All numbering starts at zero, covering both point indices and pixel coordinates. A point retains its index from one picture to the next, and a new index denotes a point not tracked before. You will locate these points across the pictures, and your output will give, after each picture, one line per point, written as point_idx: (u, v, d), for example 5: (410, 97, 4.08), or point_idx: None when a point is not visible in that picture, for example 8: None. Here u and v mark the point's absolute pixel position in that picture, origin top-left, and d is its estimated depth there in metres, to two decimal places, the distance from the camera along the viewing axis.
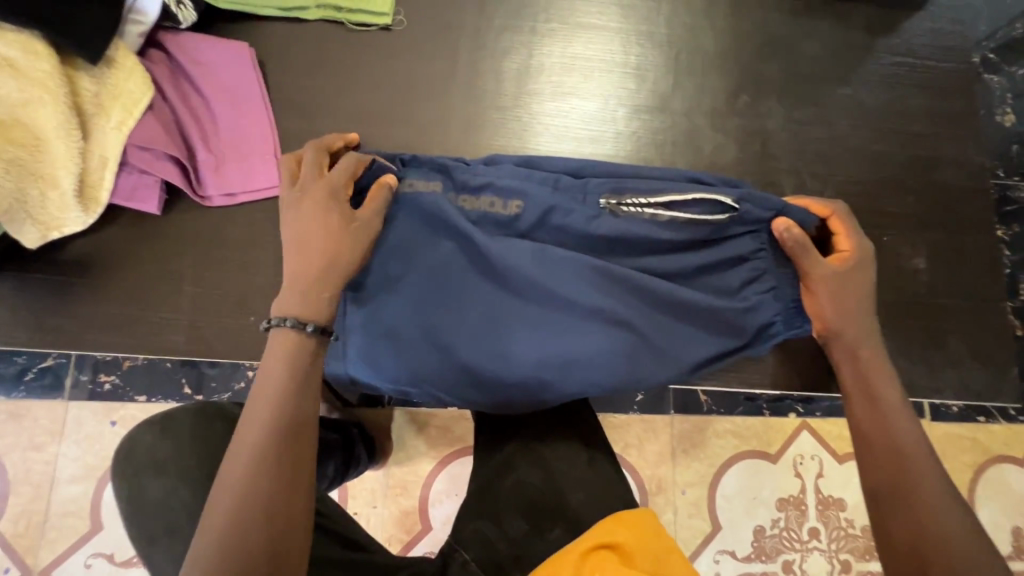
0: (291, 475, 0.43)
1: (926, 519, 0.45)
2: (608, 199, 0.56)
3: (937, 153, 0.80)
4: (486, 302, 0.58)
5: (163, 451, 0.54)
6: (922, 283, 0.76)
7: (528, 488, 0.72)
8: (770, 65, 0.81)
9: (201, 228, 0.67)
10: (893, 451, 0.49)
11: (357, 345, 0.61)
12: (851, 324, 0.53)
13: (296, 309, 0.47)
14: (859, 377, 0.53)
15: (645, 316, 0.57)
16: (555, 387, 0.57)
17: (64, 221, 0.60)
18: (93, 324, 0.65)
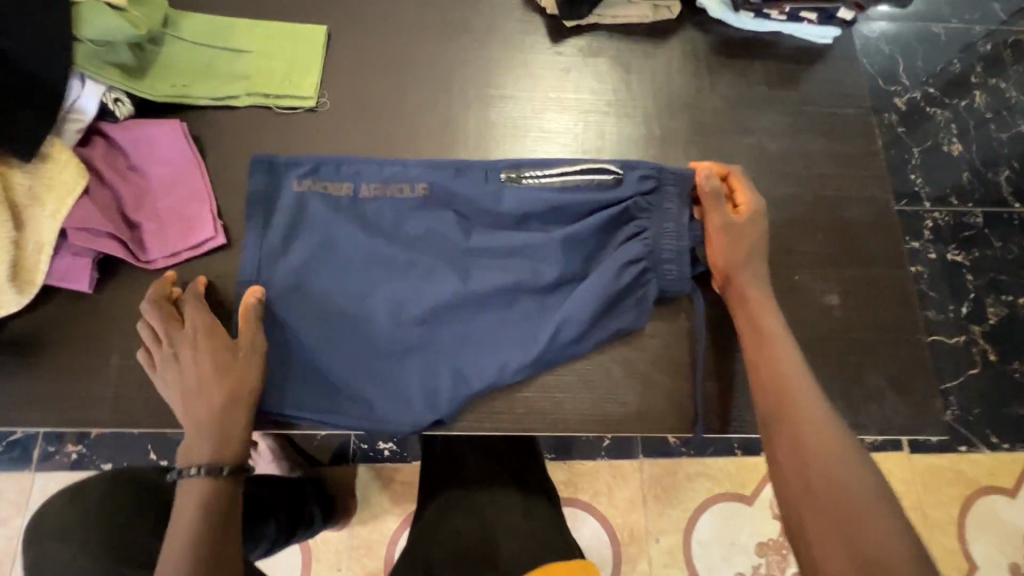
0: (219, 407, 0.61)
1: (800, 434, 0.60)
2: (508, 172, 0.78)
3: (843, 194, 0.84)
4: (430, 265, 0.75)
5: (67, 518, 0.75)
6: (836, 319, 0.77)
7: (459, 537, 0.73)
8: (675, 122, 0.87)
9: (127, 303, 0.70)
10: (776, 379, 0.64)
11: (307, 366, 0.70)
12: (740, 266, 0.71)
13: (206, 443, 0.60)
14: (749, 318, 0.70)
15: (554, 292, 0.75)
16: (495, 359, 0.71)
17: (1, 302, 0.66)
18: (20, 400, 0.67)
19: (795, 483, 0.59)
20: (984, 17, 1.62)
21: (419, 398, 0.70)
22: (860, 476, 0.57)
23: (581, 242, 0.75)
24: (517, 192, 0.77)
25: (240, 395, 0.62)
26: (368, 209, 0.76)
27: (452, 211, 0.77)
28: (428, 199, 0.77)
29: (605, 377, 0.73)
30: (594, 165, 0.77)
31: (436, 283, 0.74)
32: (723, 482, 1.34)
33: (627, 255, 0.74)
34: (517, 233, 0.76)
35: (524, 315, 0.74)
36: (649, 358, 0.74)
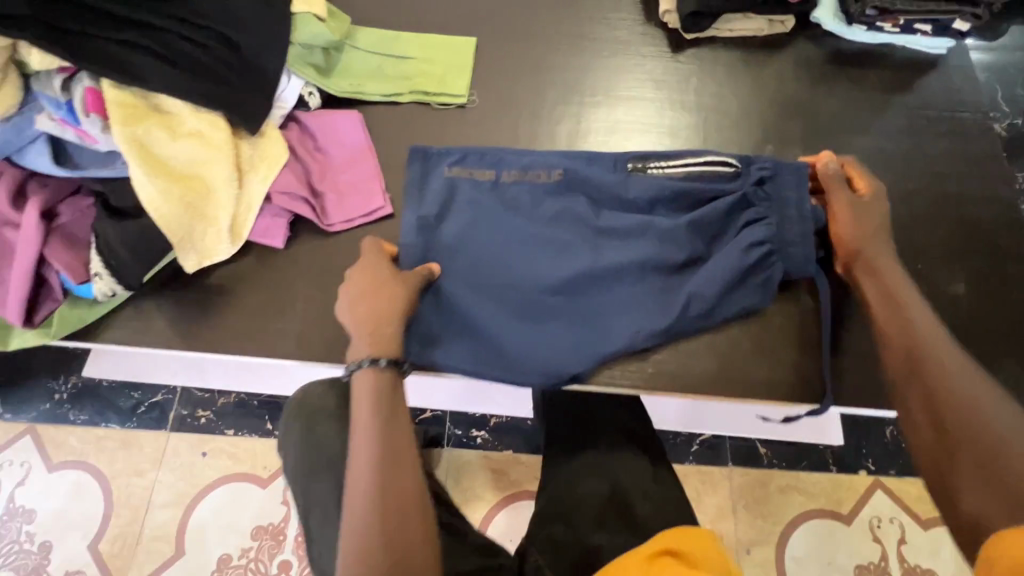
0: (370, 316, 0.70)
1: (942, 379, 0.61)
2: (635, 163, 0.84)
3: (965, 190, 0.86)
4: (563, 241, 0.81)
5: (321, 405, 0.84)
6: (964, 307, 0.79)
7: (595, 497, 0.76)
8: (792, 121, 0.93)
9: (315, 260, 0.83)
10: (908, 329, 0.65)
11: (457, 325, 0.79)
12: (867, 237, 0.72)
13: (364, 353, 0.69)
14: (875, 280, 0.71)
15: (679, 270, 0.79)
16: (624, 328, 0.76)
17: (217, 251, 0.78)
18: (226, 334, 0.80)
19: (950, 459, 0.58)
20: None
21: (554, 359, 0.76)
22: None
23: (705, 226, 0.79)
24: (644, 180, 0.83)
25: (391, 314, 0.71)
26: (508, 191, 0.85)
27: (583, 194, 0.84)
28: (561, 184, 0.84)
29: (733, 349, 0.77)
30: (715, 158, 0.82)
31: (570, 256, 0.80)
32: (818, 497, 1.30)
33: (751, 238, 0.76)
34: (642, 216, 0.81)
35: (651, 290, 0.77)
36: (774, 332, 0.78)
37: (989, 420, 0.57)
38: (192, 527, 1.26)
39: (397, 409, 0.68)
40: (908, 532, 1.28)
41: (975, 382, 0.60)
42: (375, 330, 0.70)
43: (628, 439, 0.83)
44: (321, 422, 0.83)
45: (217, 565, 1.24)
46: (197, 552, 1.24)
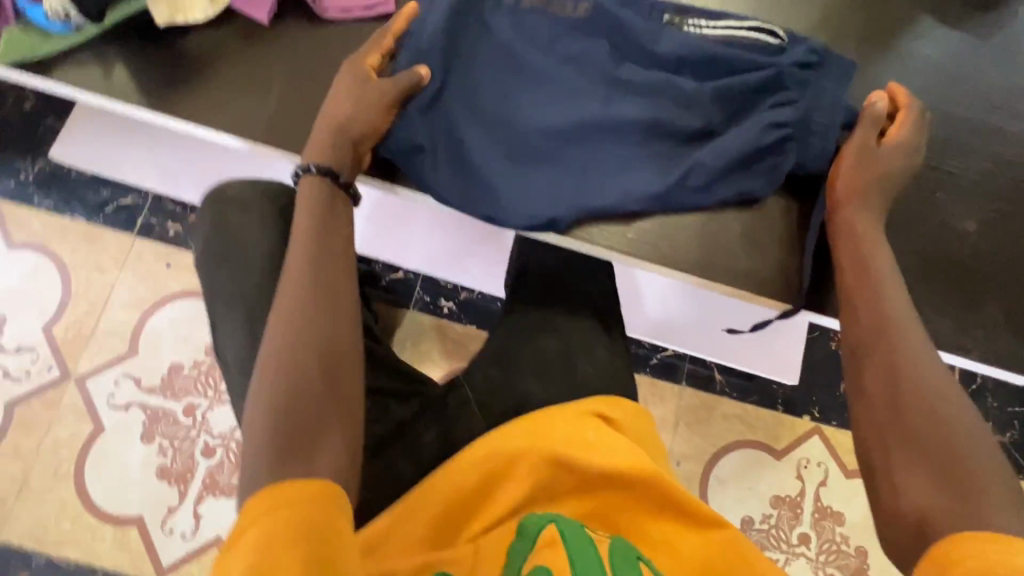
0: (330, 128, 0.65)
1: (880, 295, 0.61)
2: (672, 15, 0.75)
3: (1009, 127, 0.79)
4: (573, 81, 0.74)
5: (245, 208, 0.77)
6: (968, 242, 0.74)
7: (542, 351, 0.72)
8: (853, 13, 0.82)
9: (296, 45, 0.75)
10: (853, 240, 0.66)
11: (436, 142, 0.72)
12: (891, 149, 0.67)
13: (316, 159, 0.64)
14: (862, 185, 0.67)
15: (687, 140, 0.72)
16: (614, 185, 0.71)
17: (193, 10, 0.70)
18: (188, 102, 0.73)
19: (883, 410, 0.55)
20: None
21: (533, 201, 0.71)
22: (962, 411, 0.53)
23: (730, 97, 0.72)
24: (677, 35, 0.74)
25: (348, 130, 0.66)
26: (527, 13, 0.75)
27: (606, 35, 0.75)
28: (585, 21, 0.75)
29: (719, 235, 0.74)
30: (761, 27, 0.74)
31: (577, 99, 0.73)
32: (757, 429, 1.34)
33: (774, 118, 0.70)
34: (664, 73, 0.74)
35: (654, 154, 0.72)
36: (767, 228, 0.74)
37: (923, 374, 0.55)
38: None
39: (338, 230, 0.62)
40: (830, 476, 1.33)
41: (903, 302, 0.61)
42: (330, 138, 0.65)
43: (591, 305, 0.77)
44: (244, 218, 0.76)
45: None
46: None
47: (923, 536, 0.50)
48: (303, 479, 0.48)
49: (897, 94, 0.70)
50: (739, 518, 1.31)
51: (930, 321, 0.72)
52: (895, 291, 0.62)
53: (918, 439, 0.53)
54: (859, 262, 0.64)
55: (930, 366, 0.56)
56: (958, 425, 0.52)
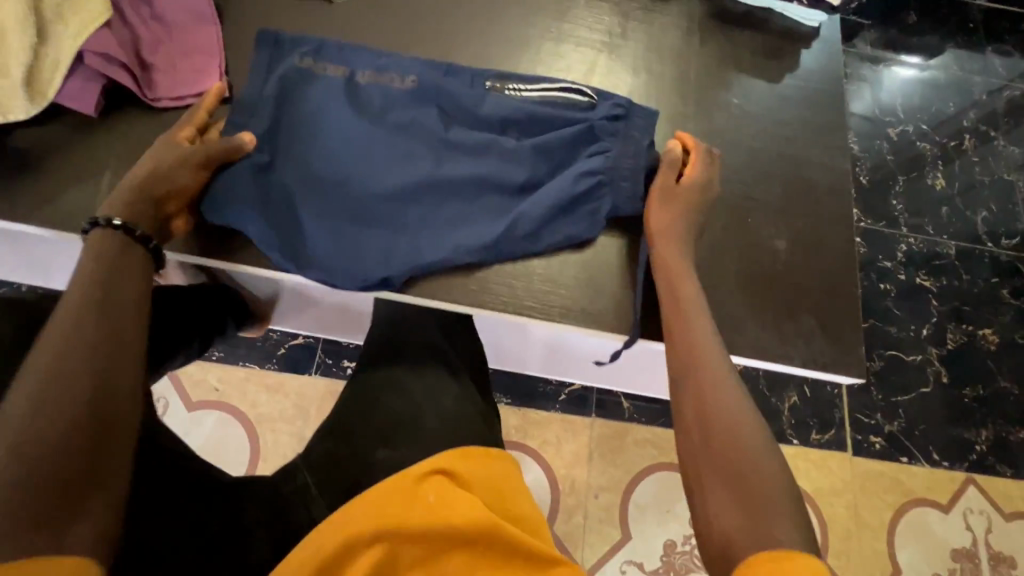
0: (143, 182, 0.66)
1: (688, 322, 0.70)
2: (494, 82, 0.83)
3: (805, 156, 0.90)
4: (406, 147, 0.79)
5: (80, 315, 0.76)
6: (780, 261, 0.82)
7: (383, 410, 0.74)
8: (662, 69, 0.93)
9: (132, 135, 0.76)
10: (667, 274, 0.75)
11: (273, 217, 0.74)
12: (687, 187, 0.78)
13: (113, 211, 0.63)
14: (665, 219, 0.77)
15: (517, 192, 0.79)
16: (451, 240, 0.76)
17: (13, 108, 0.71)
18: (14, 201, 0.72)
19: (696, 438, 0.61)
20: (961, 95, 1.85)
21: (375, 263, 0.74)
22: (757, 434, 0.61)
23: (550, 150, 0.80)
24: (499, 99, 0.81)
25: (155, 187, 0.67)
26: (360, 89, 0.81)
27: (435, 103, 0.81)
28: (413, 93, 0.81)
29: (558, 276, 0.78)
30: (572, 88, 0.83)
31: (411, 163, 0.78)
32: (669, 451, 1.38)
33: (587, 167, 0.78)
34: (490, 134, 0.81)
35: (487, 208, 0.78)
36: (600, 264, 0.80)
37: (726, 403, 0.63)
38: None
39: (120, 288, 0.58)
40: None
41: (706, 329, 0.69)
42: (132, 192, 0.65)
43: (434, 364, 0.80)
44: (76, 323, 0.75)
45: None
46: None
47: (726, 555, 0.55)
48: (35, 564, 0.42)
49: (684, 137, 0.81)
50: (662, 545, 1.32)
51: (755, 334, 0.78)
52: (700, 314, 0.71)
53: (721, 463, 0.59)
54: (672, 293, 0.73)
55: (732, 394, 0.63)
56: (750, 445, 0.60)
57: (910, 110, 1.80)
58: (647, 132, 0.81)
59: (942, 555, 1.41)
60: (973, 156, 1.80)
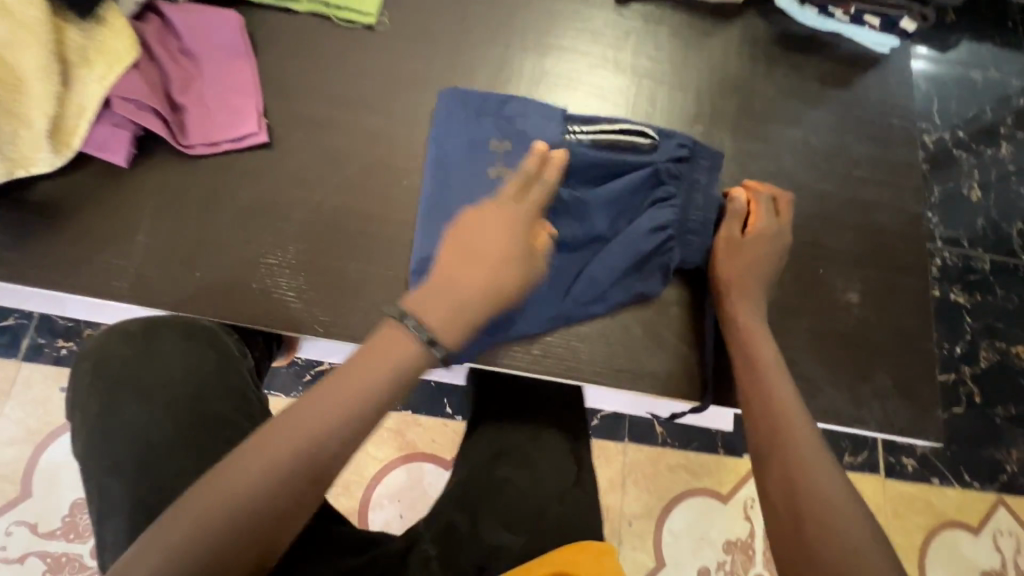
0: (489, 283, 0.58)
1: (766, 386, 0.64)
2: (547, 124, 0.77)
3: (877, 198, 0.85)
4: (461, 201, 0.73)
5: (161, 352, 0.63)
6: (853, 315, 0.78)
7: (510, 487, 0.66)
8: (726, 101, 0.87)
9: (163, 184, 0.70)
10: (740, 332, 0.69)
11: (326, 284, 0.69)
12: (761, 238, 0.71)
13: (434, 325, 0.54)
14: (736, 274, 0.71)
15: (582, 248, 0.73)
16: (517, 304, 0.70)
17: (35, 161, 0.64)
18: (39, 261, 0.66)
19: (787, 524, 0.54)
20: (1000, 100, 1.78)
21: None
22: (863, 524, 0.51)
23: (613, 201, 0.74)
24: (555, 144, 0.75)
25: (490, 292, 0.58)
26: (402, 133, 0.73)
27: (485, 149, 0.75)
28: (463, 140, 0.75)
29: (624, 337, 0.73)
30: (633, 127, 0.76)
31: (467, 220, 0.72)
32: (703, 476, 1.36)
33: (654, 220, 0.72)
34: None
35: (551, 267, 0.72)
36: (668, 322, 0.75)
37: (819, 483, 0.55)
38: (43, 466, 1.15)
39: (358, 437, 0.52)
40: None
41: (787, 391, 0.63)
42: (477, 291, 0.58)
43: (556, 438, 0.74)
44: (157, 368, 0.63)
45: (71, 509, 1.15)
46: (50, 494, 1.14)
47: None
48: None
49: (752, 186, 0.75)
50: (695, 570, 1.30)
51: (829, 398, 0.75)
52: (782, 381, 0.64)
53: (822, 555, 0.50)
54: (745, 354, 0.67)
55: (828, 474, 0.55)
56: (851, 539, 0.50)
57: (946, 116, 1.74)
58: (712, 181, 0.75)
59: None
60: (1008, 164, 1.74)
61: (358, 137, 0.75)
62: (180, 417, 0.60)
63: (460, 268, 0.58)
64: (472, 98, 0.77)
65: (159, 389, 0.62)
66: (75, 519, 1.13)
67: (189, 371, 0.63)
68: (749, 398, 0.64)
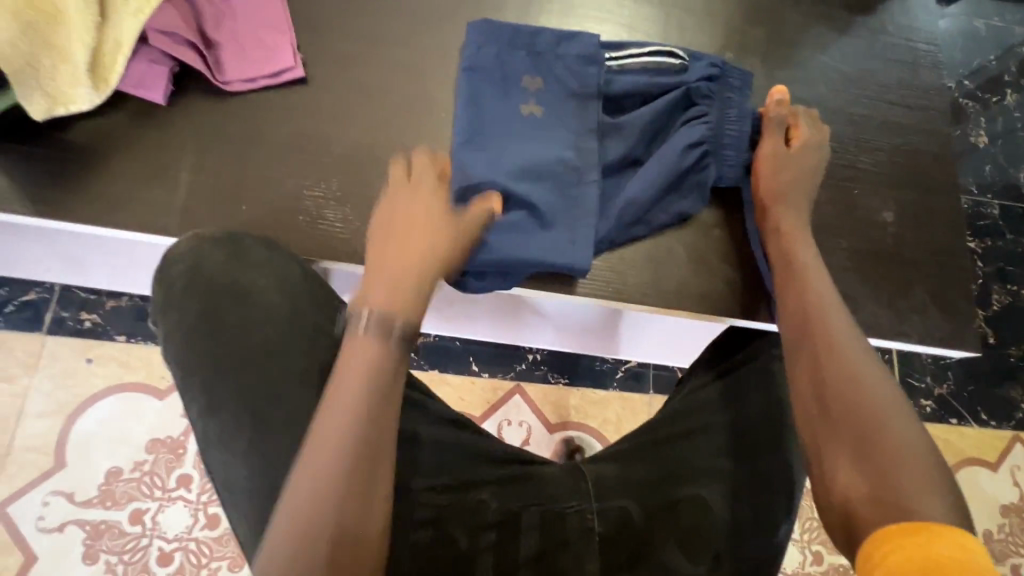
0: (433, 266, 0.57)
1: (807, 286, 0.65)
2: (578, 47, 0.74)
3: (906, 121, 0.85)
4: (495, 130, 0.71)
5: (250, 269, 0.62)
6: (890, 234, 0.79)
7: (699, 507, 0.66)
8: (755, 30, 0.87)
9: (202, 120, 0.69)
10: (778, 238, 0.69)
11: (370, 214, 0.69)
12: (808, 149, 0.72)
13: (387, 300, 0.54)
14: (781, 184, 0.71)
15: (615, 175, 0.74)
16: (557, 229, 0.70)
17: (74, 97, 0.63)
18: (85, 199, 0.66)
19: (813, 405, 0.58)
20: (1004, 48, 1.78)
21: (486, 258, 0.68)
22: (890, 403, 0.55)
23: (645, 124, 0.73)
24: (585, 69, 0.73)
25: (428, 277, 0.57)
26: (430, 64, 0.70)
27: (516, 77, 0.73)
28: (494, 69, 0.73)
29: (667, 259, 0.75)
30: (662, 49, 0.75)
31: (505, 148, 0.71)
32: None
33: (689, 138, 0.72)
34: (580, 108, 0.73)
35: (591, 191, 0.71)
36: (707, 245, 0.76)
37: (851, 369, 0.57)
38: (76, 438, 1.11)
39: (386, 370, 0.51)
40: None
41: (826, 288, 0.64)
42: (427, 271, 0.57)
43: (748, 465, 0.69)
44: (240, 276, 0.62)
45: (106, 478, 1.10)
46: (86, 462, 1.10)
47: (851, 525, 0.51)
48: None
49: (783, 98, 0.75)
50: None
51: (870, 312, 0.76)
52: (825, 284, 0.65)
53: (844, 429, 0.55)
54: (786, 259, 0.68)
55: (864, 361, 0.58)
56: (892, 421, 0.54)
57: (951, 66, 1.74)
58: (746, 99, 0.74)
59: (994, 512, 1.44)
60: (1014, 112, 1.75)
61: (394, 72, 0.75)
62: (282, 325, 0.61)
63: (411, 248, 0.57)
64: (499, 25, 0.74)
65: (256, 297, 0.62)
66: (111, 487, 1.09)
67: (284, 285, 0.63)
68: (788, 298, 0.65)
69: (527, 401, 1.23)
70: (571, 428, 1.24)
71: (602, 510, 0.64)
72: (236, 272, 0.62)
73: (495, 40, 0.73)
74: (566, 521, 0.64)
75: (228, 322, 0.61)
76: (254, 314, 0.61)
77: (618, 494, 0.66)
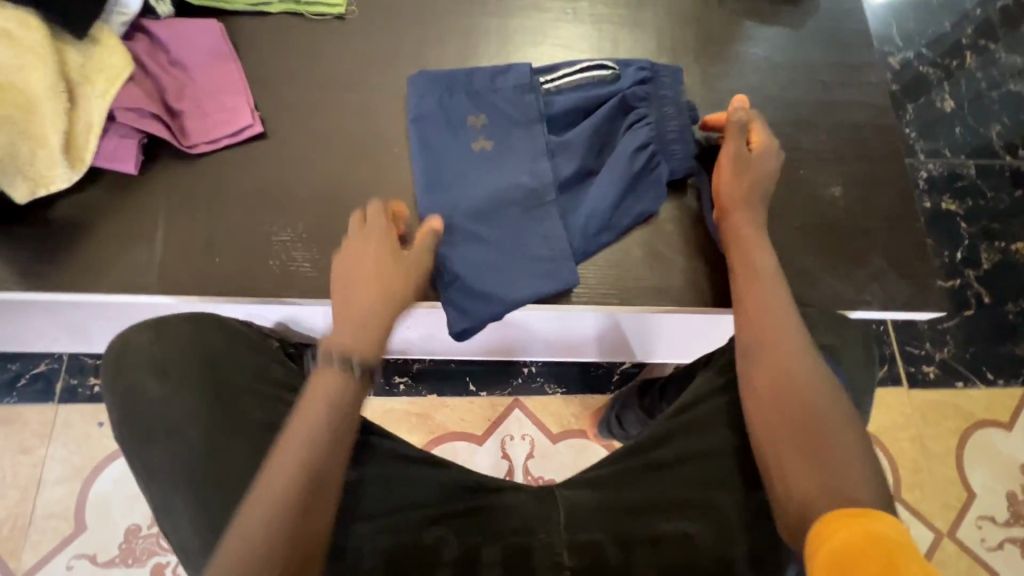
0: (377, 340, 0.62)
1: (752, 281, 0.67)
2: (517, 80, 0.78)
3: (843, 99, 0.89)
4: (455, 171, 0.76)
5: (157, 349, 0.67)
6: (839, 207, 0.82)
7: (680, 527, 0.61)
8: (686, 32, 0.91)
9: (172, 184, 0.74)
10: (736, 238, 0.71)
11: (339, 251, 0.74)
12: (765, 152, 0.73)
13: (344, 381, 0.58)
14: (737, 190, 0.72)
15: (575, 191, 0.78)
16: (532, 252, 0.73)
17: (53, 178, 0.69)
18: (72, 270, 0.71)
19: (769, 397, 0.59)
20: (956, 12, 1.81)
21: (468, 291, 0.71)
22: (833, 401, 0.57)
23: (592, 135, 0.77)
24: (528, 98, 0.78)
25: (373, 338, 0.61)
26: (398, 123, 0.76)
27: (464, 117, 0.77)
28: (441, 113, 0.77)
29: (624, 258, 0.78)
30: (593, 63, 0.80)
31: (469, 186, 0.75)
32: None
33: (634, 142, 0.76)
34: (526, 133, 0.77)
35: (555, 210, 0.75)
36: (662, 241, 0.79)
37: (798, 363, 0.60)
38: (93, 500, 1.14)
39: (363, 350, 0.60)
40: None
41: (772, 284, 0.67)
42: (376, 308, 0.63)
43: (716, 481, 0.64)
44: (163, 351, 0.67)
45: (126, 535, 1.13)
46: (103, 525, 1.13)
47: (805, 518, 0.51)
48: None
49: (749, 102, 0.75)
50: None
51: (829, 286, 0.78)
52: (774, 278, 0.67)
53: (796, 425, 0.56)
54: (744, 258, 0.69)
55: (806, 355, 0.60)
56: (831, 415, 0.56)
57: (907, 36, 1.77)
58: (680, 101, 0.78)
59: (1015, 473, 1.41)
60: (977, 72, 1.77)
61: (347, 117, 0.80)
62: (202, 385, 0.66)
63: (356, 325, 0.61)
64: (439, 73, 0.79)
65: (172, 362, 0.66)
66: (132, 545, 1.12)
67: (199, 348, 0.68)
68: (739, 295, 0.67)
69: (527, 413, 1.24)
70: (573, 436, 1.24)
71: (573, 545, 0.60)
72: (156, 347, 0.67)
73: (438, 82, 0.78)
74: (535, 551, 0.60)
75: (151, 395, 0.65)
76: (173, 384, 0.66)
77: (592, 524, 0.61)
